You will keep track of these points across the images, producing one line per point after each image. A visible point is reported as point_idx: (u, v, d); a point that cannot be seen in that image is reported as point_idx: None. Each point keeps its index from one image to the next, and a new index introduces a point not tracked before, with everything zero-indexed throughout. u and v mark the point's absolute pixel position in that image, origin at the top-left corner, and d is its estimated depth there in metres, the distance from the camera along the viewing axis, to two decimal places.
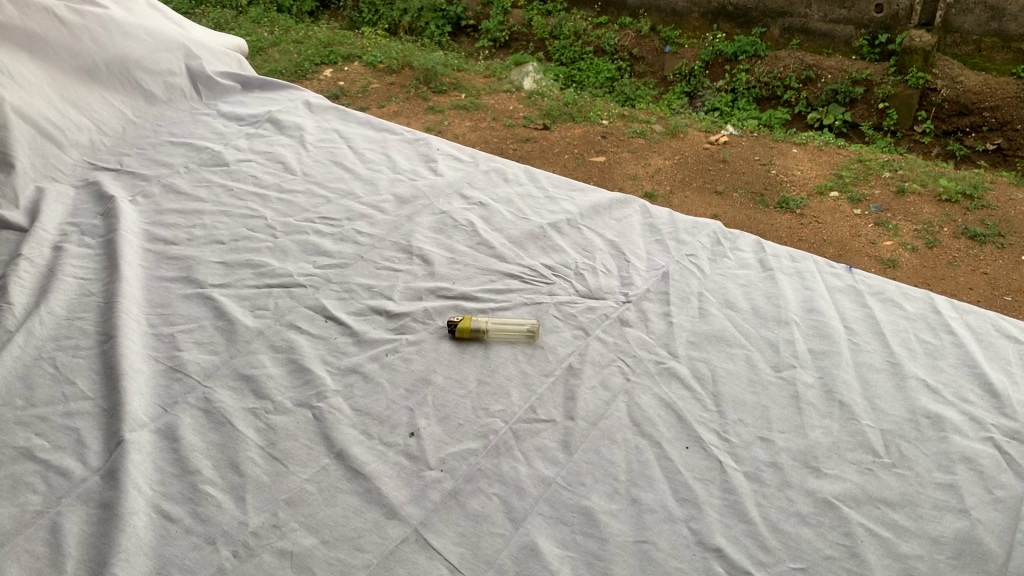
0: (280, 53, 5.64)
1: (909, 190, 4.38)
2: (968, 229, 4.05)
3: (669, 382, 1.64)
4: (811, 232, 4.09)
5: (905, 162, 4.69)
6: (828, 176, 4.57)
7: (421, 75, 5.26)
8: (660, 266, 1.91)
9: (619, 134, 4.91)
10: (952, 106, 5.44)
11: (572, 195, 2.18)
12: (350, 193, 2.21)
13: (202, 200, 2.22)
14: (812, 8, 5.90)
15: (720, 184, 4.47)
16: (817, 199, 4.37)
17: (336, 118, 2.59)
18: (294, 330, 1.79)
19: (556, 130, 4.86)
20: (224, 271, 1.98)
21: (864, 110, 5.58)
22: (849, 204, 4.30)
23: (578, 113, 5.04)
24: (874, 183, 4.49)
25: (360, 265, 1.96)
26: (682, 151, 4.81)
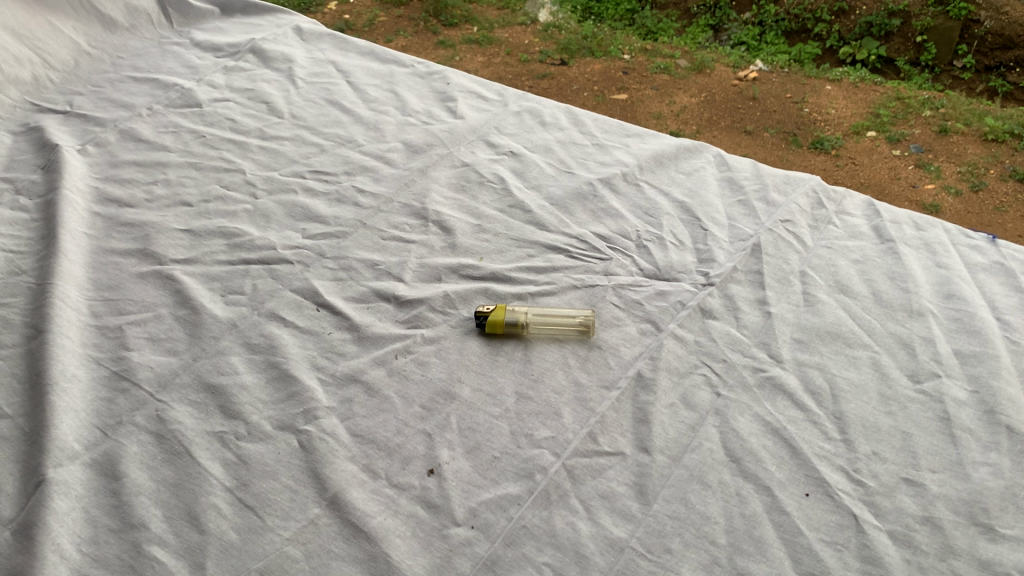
0: None
1: (954, 126, 3.57)
2: (1017, 171, 3.30)
3: (774, 399, 1.23)
4: (846, 175, 3.35)
5: (946, 96, 3.79)
6: (861, 111, 3.71)
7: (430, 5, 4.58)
8: (748, 236, 1.48)
9: (642, 68, 4.08)
10: (996, 39, 3.96)
11: (627, 142, 1.73)
12: (349, 140, 1.77)
13: (166, 150, 1.79)
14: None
15: (750, 124, 3.65)
16: (850, 138, 3.55)
17: (332, 47, 2.13)
18: (277, 323, 1.38)
19: (574, 65, 4.11)
20: (191, 242, 1.56)
21: (900, 44, 4.09)
22: (888, 144, 3.51)
23: (597, 46, 4.24)
24: (913, 118, 3.65)
25: (363, 234, 1.55)
26: (709, 87, 3.93)
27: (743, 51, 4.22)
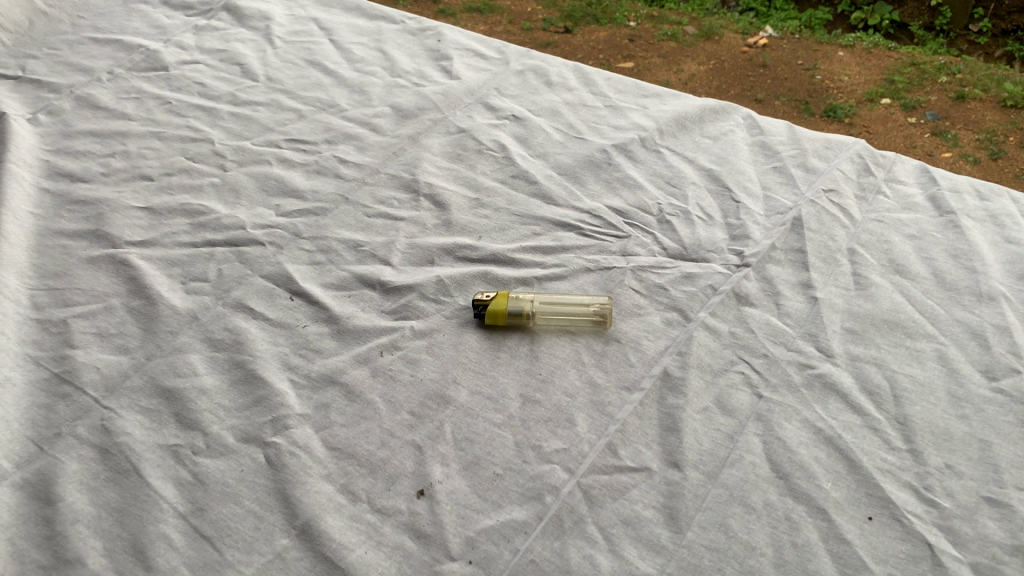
0: None
1: (972, 91, 3.10)
2: None
3: (825, 402, 1.05)
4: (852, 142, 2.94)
5: (963, 60, 3.32)
6: (875, 77, 3.24)
7: None
8: (787, 208, 1.29)
9: (649, 35, 3.61)
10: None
11: (644, 103, 1.54)
12: (330, 105, 1.57)
13: (126, 119, 1.59)
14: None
15: (759, 92, 3.23)
16: (862, 106, 3.10)
17: (313, 3, 1.92)
18: (244, 314, 1.20)
19: (580, 32, 3.66)
20: (149, 223, 1.37)
21: (913, 8, 3.62)
22: (903, 111, 3.06)
23: (603, 11, 3.77)
24: (929, 84, 3.17)
25: (346, 211, 1.36)
26: (717, 55, 3.48)
27: (751, 17, 3.73)
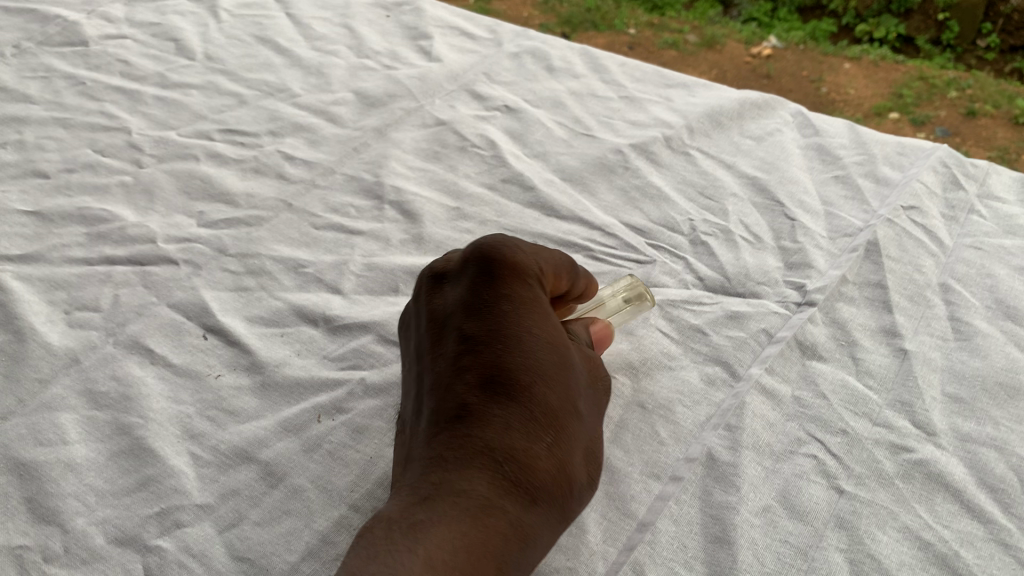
0: None
1: (983, 107, 2.55)
2: None
3: (932, 503, 0.75)
4: None
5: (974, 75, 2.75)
6: (880, 91, 2.70)
7: None
8: (856, 229, 1.00)
9: (649, 43, 3.06)
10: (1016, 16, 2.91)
11: (668, 95, 1.24)
12: (279, 90, 1.28)
13: (27, 102, 1.29)
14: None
15: None
16: (870, 121, 2.56)
17: None
18: (140, 358, 0.89)
19: (577, 38, 3.08)
20: (35, 230, 1.06)
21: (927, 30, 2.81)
22: (912, 127, 2.53)
23: (603, 19, 3.17)
24: (939, 99, 2.62)
25: (287, 221, 1.06)
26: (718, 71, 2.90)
27: (754, 28, 3.20)
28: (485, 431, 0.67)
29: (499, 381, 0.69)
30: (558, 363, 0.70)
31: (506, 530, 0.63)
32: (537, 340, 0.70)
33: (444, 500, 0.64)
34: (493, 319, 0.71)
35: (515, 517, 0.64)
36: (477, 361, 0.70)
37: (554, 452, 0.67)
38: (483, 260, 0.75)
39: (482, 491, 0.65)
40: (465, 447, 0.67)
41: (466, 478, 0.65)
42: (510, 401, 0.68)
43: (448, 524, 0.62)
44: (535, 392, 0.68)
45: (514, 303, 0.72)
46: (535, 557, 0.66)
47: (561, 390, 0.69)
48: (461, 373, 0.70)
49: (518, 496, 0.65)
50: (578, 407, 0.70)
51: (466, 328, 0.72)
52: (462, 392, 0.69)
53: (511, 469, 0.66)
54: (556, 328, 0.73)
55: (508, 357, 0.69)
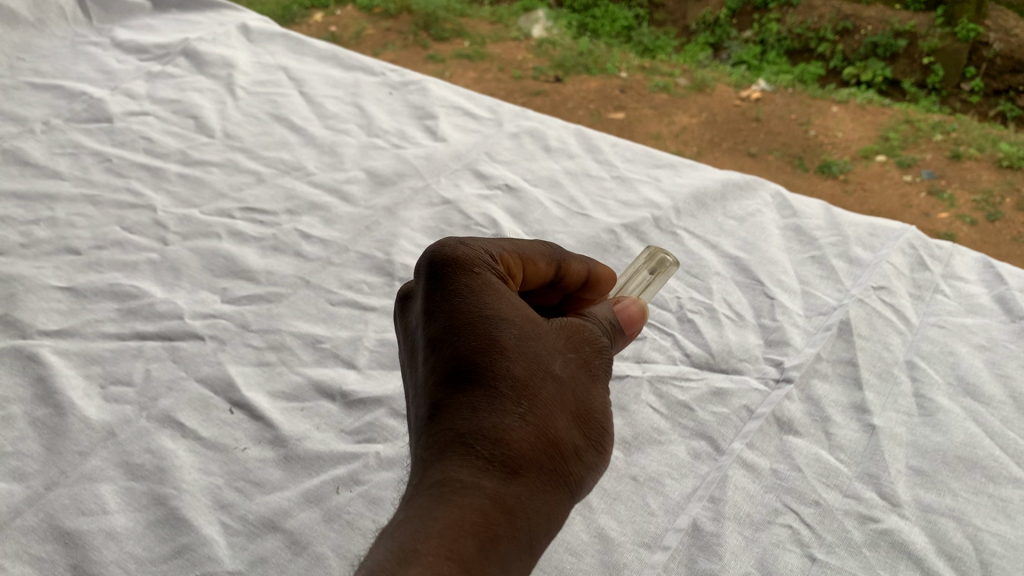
0: None
1: (967, 150, 2.66)
2: None
3: (896, 571, 0.82)
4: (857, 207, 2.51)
5: (960, 120, 2.89)
6: (869, 133, 2.83)
7: (420, 19, 3.59)
8: (830, 308, 1.09)
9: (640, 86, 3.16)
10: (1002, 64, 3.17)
11: (656, 175, 1.33)
12: (295, 168, 1.37)
13: (58, 179, 1.37)
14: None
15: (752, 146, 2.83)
16: (859, 163, 2.69)
17: (284, 49, 1.68)
18: (172, 431, 0.97)
19: (571, 82, 3.18)
20: (70, 306, 1.14)
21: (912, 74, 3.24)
22: (900, 168, 2.64)
23: (597, 62, 3.30)
24: (925, 142, 2.75)
25: (305, 297, 1.14)
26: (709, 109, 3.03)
27: (744, 70, 3.37)
28: (455, 418, 0.69)
29: (460, 369, 0.70)
30: (517, 334, 0.72)
31: (485, 502, 0.64)
32: (490, 321, 0.72)
33: (423, 496, 0.65)
34: (446, 314, 0.73)
35: (493, 492, 0.65)
36: (440, 359, 0.72)
37: (529, 421, 0.69)
38: (427, 260, 0.78)
39: (455, 475, 0.66)
40: (439, 439, 0.69)
41: (442, 465, 0.67)
42: (474, 382, 0.70)
43: (424, 516, 0.63)
44: (496, 367, 0.70)
45: (464, 293, 0.74)
46: (534, 525, 0.66)
47: (525, 360, 0.71)
48: (429, 374, 0.72)
49: (495, 471, 0.66)
50: (551, 370, 0.71)
51: (426, 332, 0.74)
52: (431, 392, 0.71)
53: (483, 448, 0.67)
54: (514, 302, 0.74)
55: (464, 342, 0.71)
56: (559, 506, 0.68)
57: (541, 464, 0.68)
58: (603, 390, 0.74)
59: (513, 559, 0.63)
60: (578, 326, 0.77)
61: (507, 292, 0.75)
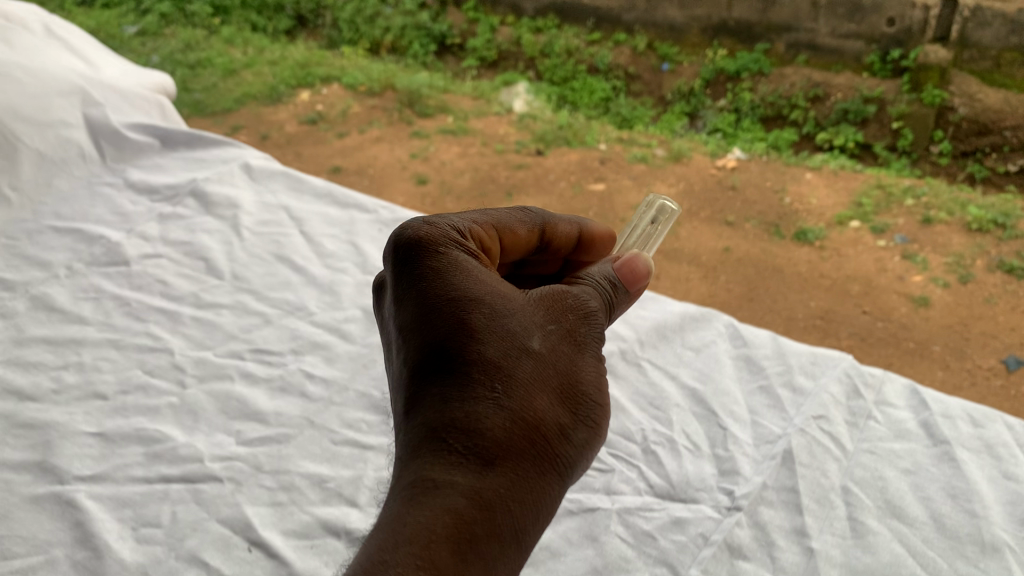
0: (253, 73, 4.16)
1: (938, 215, 2.90)
2: (1004, 261, 2.63)
3: None
4: (833, 267, 2.71)
5: (926, 184, 3.22)
6: (843, 200, 3.07)
7: (405, 97, 3.83)
8: (776, 436, 1.23)
9: (619, 158, 3.33)
10: (970, 127, 3.58)
11: None
12: (298, 308, 1.52)
13: (83, 323, 1.52)
14: (820, 20, 3.93)
15: (730, 213, 2.97)
16: (833, 230, 2.88)
17: (285, 188, 1.85)
18: (199, 570, 1.10)
19: (552, 154, 3.36)
20: (100, 449, 1.27)
21: (875, 131, 3.67)
22: (872, 234, 2.85)
23: (575, 136, 3.50)
24: (897, 207, 3.00)
25: (311, 437, 1.28)
26: (687, 177, 3.23)
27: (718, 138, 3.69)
28: (431, 407, 0.81)
29: (436, 366, 0.82)
30: (488, 318, 0.84)
31: (461, 497, 0.75)
32: (462, 312, 0.84)
33: (405, 492, 0.77)
34: (421, 307, 0.85)
35: (469, 489, 0.76)
36: (419, 353, 0.84)
37: (503, 407, 0.80)
38: (404, 251, 0.91)
39: (433, 473, 0.77)
40: (421, 431, 0.80)
41: (424, 462, 0.78)
42: (446, 370, 0.82)
43: (406, 517, 0.74)
44: (470, 359, 0.82)
45: (434, 285, 0.86)
46: (511, 508, 0.77)
47: (494, 342, 0.83)
48: (410, 367, 0.84)
49: (471, 466, 0.77)
50: (524, 348, 0.83)
51: (405, 324, 0.86)
52: (412, 386, 0.83)
53: (458, 443, 0.78)
54: (481, 283, 0.87)
55: (438, 336, 0.83)
56: (538, 483, 0.80)
57: (518, 442, 0.80)
58: (580, 357, 0.87)
59: (491, 552, 0.75)
60: (563, 296, 0.90)
61: (476, 272, 0.88)
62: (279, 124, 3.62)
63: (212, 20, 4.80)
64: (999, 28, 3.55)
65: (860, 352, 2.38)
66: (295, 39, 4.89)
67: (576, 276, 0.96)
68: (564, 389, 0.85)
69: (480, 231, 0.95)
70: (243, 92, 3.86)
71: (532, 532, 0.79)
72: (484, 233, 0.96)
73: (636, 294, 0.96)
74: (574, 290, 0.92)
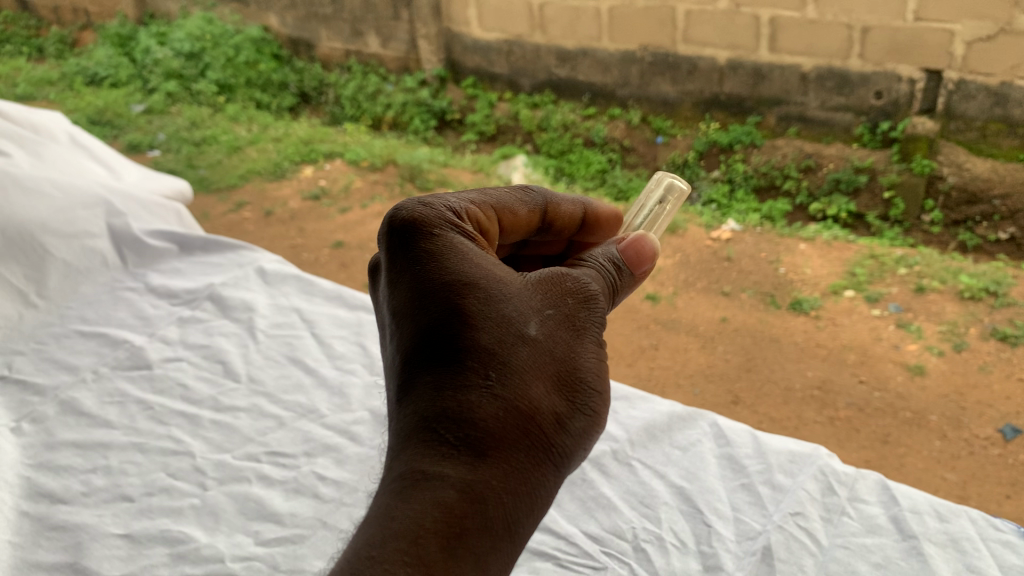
0: (259, 151, 4.31)
1: (931, 283, 2.94)
2: (996, 329, 2.64)
3: None
4: (829, 336, 2.69)
5: (919, 251, 3.25)
6: (837, 270, 3.10)
7: (406, 171, 3.94)
8: (756, 533, 1.33)
9: None
10: (962, 197, 3.48)
11: (614, 406, 1.59)
12: (310, 410, 1.63)
13: (109, 427, 1.62)
14: (809, 94, 3.79)
15: (727, 282, 3.02)
16: (828, 299, 2.91)
17: (296, 290, 1.96)
18: None
19: None
20: (128, 550, 1.37)
21: (869, 200, 3.64)
22: (867, 303, 2.87)
23: None
24: (890, 276, 3.03)
25: (324, 538, 1.38)
26: (683, 248, 3.25)
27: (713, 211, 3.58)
28: (430, 393, 0.94)
29: (435, 357, 0.95)
30: (485, 305, 0.97)
31: (454, 487, 0.89)
32: (457, 300, 0.97)
33: (404, 478, 0.91)
34: (419, 292, 0.99)
35: (461, 481, 0.90)
36: (417, 340, 0.97)
37: (496, 397, 0.93)
38: (407, 234, 1.04)
39: (430, 464, 0.91)
40: (421, 415, 0.94)
41: (423, 453, 0.92)
42: (445, 356, 0.95)
43: (404, 506, 0.89)
44: (466, 349, 0.94)
45: (432, 271, 0.99)
46: (500, 492, 0.91)
47: (491, 328, 0.96)
48: (410, 350, 0.98)
49: (465, 456, 0.91)
50: (519, 336, 0.96)
51: (406, 303, 1.00)
52: (413, 371, 0.97)
53: (452, 433, 0.92)
54: (479, 267, 1.00)
55: (435, 325, 0.96)
56: (527, 466, 0.93)
57: (509, 429, 0.93)
58: (572, 340, 0.99)
59: (480, 536, 0.89)
60: (563, 279, 1.03)
61: (471, 255, 1.01)
62: (283, 201, 3.75)
63: (219, 101, 5.01)
64: (984, 100, 3.40)
65: (858, 424, 2.29)
66: (299, 116, 5.08)
67: (577, 259, 1.10)
68: (561, 376, 0.97)
69: (477, 212, 1.10)
70: (248, 168, 4.06)
71: (522, 513, 0.93)
72: (481, 213, 1.11)
73: (638, 273, 1.10)
74: (576, 273, 1.05)
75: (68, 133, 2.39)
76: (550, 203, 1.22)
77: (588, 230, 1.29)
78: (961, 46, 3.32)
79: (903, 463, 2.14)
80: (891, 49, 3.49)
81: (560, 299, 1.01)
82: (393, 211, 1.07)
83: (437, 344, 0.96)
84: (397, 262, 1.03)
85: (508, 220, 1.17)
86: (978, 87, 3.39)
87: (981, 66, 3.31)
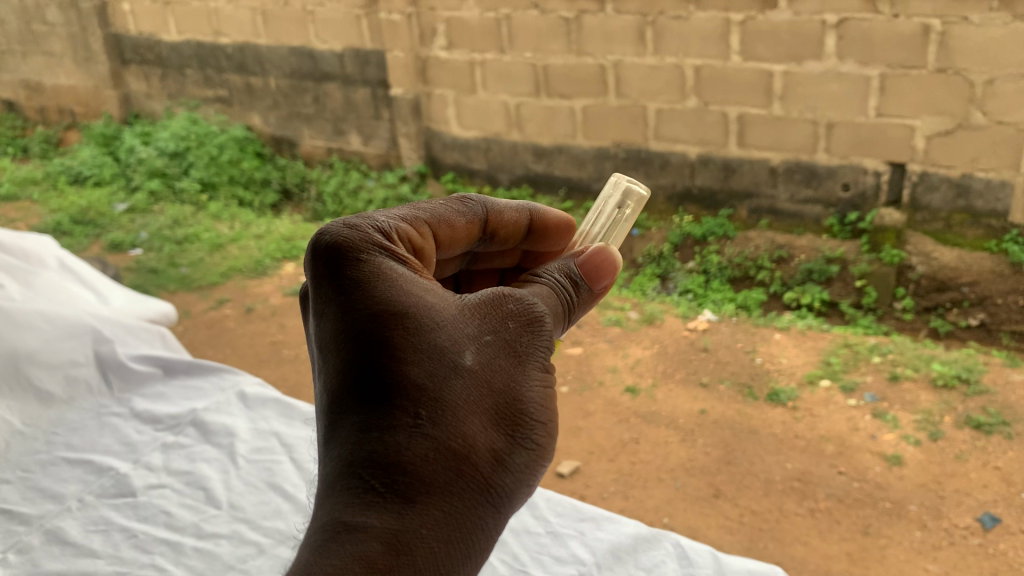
0: (240, 248, 4.42)
1: (904, 372, 3.04)
2: (971, 417, 2.72)
3: None
4: (807, 427, 2.76)
5: (892, 339, 3.33)
6: (812, 359, 3.19)
7: None
8: None
9: (596, 322, 3.51)
10: (932, 284, 3.56)
11: (582, 528, 1.65)
12: (289, 536, 1.69)
13: (93, 556, 1.67)
14: (779, 186, 3.87)
15: (704, 373, 3.11)
16: (805, 389, 2.98)
17: (276, 414, 2.04)
18: None
19: None
20: None
21: (841, 289, 3.69)
22: (842, 393, 2.94)
23: None
24: (864, 365, 3.13)
25: None
26: (661, 339, 3.38)
27: (688, 300, 3.71)
28: (360, 436, 0.96)
29: (364, 397, 0.97)
30: (417, 335, 0.97)
31: (379, 538, 0.92)
32: (387, 335, 0.97)
33: (331, 526, 0.93)
34: (347, 325, 1.00)
35: (387, 531, 0.92)
36: (346, 378, 0.98)
37: (427, 438, 0.94)
38: (336, 260, 1.05)
39: (357, 514, 0.93)
40: (350, 457, 0.96)
41: (352, 501, 0.94)
42: (375, 394, 0.96)
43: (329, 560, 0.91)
44: (396, 389, 0.96)
45: (360, 301, 1.00)
46: (428, 536, 0.94)
47: (424, 363, 0.96)
48: (339, 388, 0.99)
49: (393, 503, 0.93)
50: (453, 369, 0.97)
51: (334, 333, 1.01)
52: (342, 410, 0.98)
53: (380, 480, 0.94)
54: (411, 295, 1.00)
55: (363, 361, 0.97)
56: (457, 505, 0.96)
57: (438, 470, 0.94)
58: (508, 368, 1.01)
59: None
60: (507, 302, 1.04)
61: (403, 281, 1.02)
62: (264, 297, 3.84)
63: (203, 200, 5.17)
64: (947, 191, 3.50)
65: (839, 514, 2.35)
66: (281, 214, 5.09)
67: (531, 274, 1.16)
68: (499, 406, 1.00)
69: (408, 230, 1.14)
70: (230, 266, 4.18)
71: (455, 553, 0.96)
72: (414, 231, 1.15)
73: (592, 286, 1.17)
74: (521, 294, 1.06)
75: (58, 258, 2.50)
76: (490, 211, 1.30)
77: (538, 237, 1.37)
78: (922, 140, 3.46)
79: (885, 554, 2.19)
80: (857, 143, 3.62)
81: (499, 324, 1.02)
82: (318, 234, 1.08)
83: (365, 383, 0.97)
84: (324, 290, 1.05)
85: (445, 233, 1.23)
86: (941, 178, 3.49)
87: (944, 158, 3.44)
